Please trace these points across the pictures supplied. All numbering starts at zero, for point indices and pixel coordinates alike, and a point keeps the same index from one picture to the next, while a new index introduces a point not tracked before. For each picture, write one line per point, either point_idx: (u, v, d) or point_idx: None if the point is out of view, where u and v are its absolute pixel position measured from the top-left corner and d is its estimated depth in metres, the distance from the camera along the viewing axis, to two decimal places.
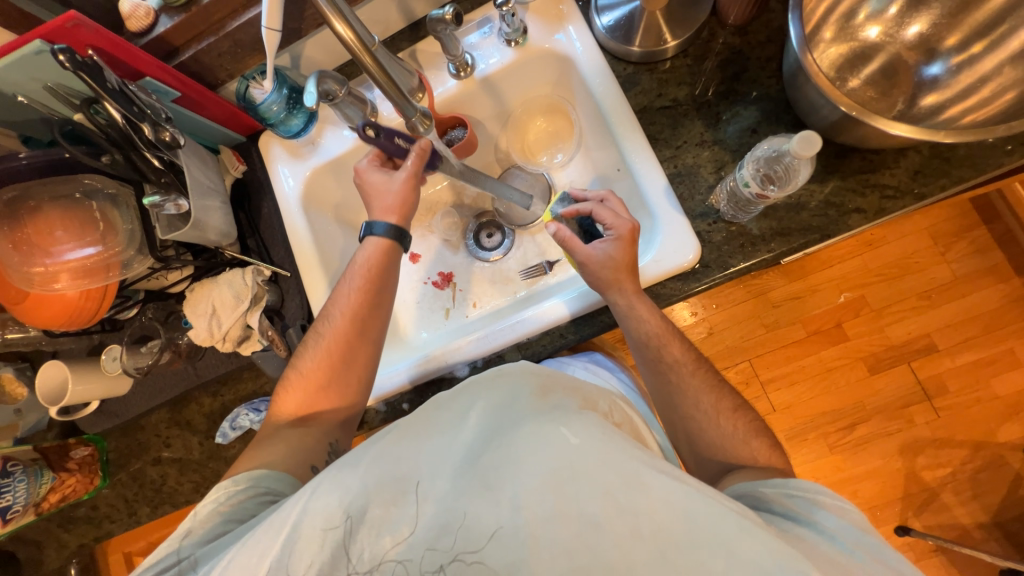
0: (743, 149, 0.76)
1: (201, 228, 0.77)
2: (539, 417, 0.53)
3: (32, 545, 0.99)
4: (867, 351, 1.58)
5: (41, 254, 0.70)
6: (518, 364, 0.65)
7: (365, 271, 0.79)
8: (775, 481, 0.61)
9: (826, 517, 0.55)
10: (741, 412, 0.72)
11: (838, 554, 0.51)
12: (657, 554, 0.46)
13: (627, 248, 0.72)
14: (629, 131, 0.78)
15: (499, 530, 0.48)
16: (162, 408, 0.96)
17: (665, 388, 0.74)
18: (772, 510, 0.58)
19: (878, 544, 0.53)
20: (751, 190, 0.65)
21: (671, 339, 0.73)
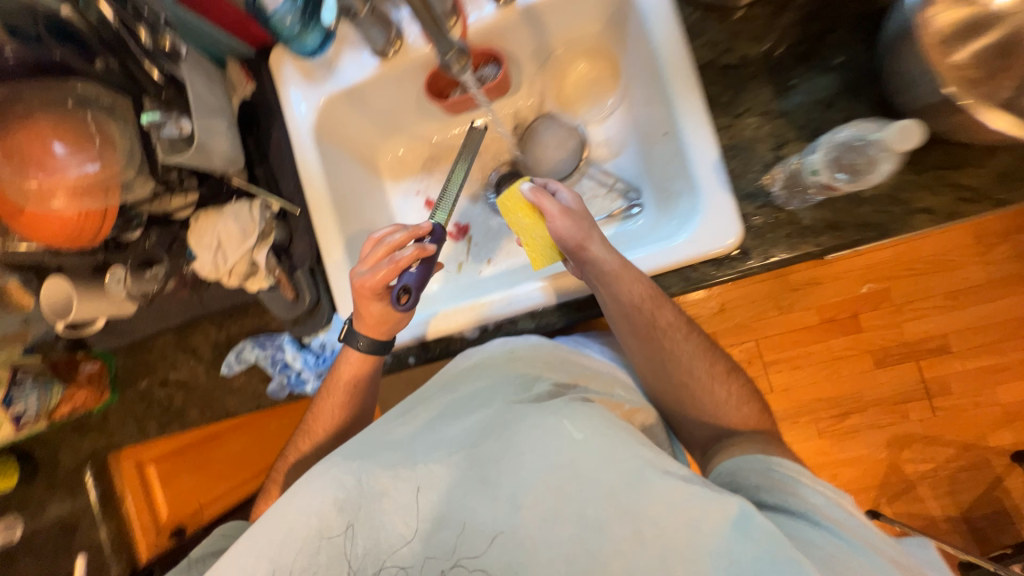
0: (812, 126, 0.67)
1: (205, 153, 0.70)
2: (541, 409, 0.57)
3: (48, 445, 1.04)
4: (878, 345, 1.55)
5: (34, 165, 0.65)
6: (523, 359, 0.68)
7: (340, 392, 0.79)
8: (761, 459, 0.63)
9: (808, 493, 0.57)
10: (735, 376, 0.74)
11: (815, 529, 0.52)
12: (658, 561, 0.47)
13: (584, 218, 0.72)
14: (686, 88, 0.69)
15: (496, 531, 0.51)
16: (168, 332, 0.96)
17: (658, 360, 0.74)
18: (755, 486, 0.60)
19: (858, 520, 0.54)
20: (819, 179, 0.60)
21: (664, 302, 0.71)
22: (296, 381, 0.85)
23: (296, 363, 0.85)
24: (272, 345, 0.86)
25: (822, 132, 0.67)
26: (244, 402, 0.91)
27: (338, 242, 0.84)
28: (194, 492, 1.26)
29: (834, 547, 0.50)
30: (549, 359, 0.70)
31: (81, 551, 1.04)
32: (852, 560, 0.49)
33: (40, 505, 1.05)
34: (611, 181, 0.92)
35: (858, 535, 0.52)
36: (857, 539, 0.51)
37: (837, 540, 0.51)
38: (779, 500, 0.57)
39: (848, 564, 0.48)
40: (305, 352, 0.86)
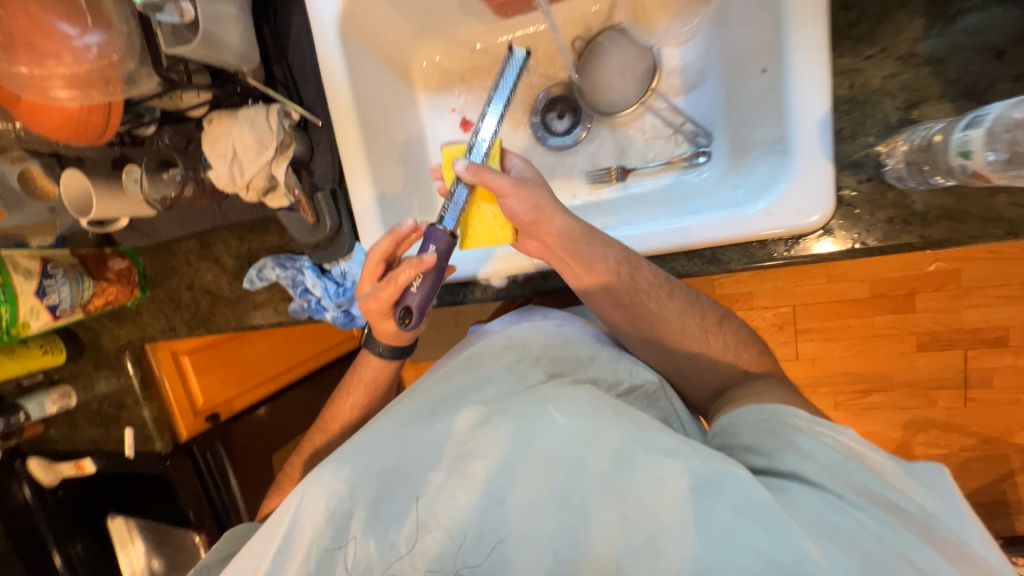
0: (966, 81, 0.52)
1: (213, 46, 0.61)
2: (526, 399, 0.56)
3: (91, 330, 1.10)
4: (926, 328, 1.37)
5: (23, 47, 0.57)
6: (518, 348, 0.66)
7: (360, 387, 0.78)
8: (767, 411, 0.54)
9: (805, 446, 0.49)
10: (727, 324, 0.68)
11: (807, 489, 0.45)
12: (645, 542, 0.46)
13: (540, 188, 0.62)
14: (808, 12, 0.54)
15: (480, 529, 0.51)
16: (191, 238, 0.93)
17: (662, 330, 0.66)
18: (746, 444, 0.53)
19: (863, 468, 0.46)
20: (971, 165, 0.46)
21: (640, 262, 0.64)
22: (316, 308, 0.83)
23: (316, 290, 0.82)
24: (292, 267, 0.83)
25: (976, 90, 0.52)
26: (266, 318, 0.92)
27: (363, 165, 0.76)
28: (220, 386, 1.29)
29: (831, 511, 0.43)
30: (547, 339, 0.67)
31: (128, 425, 1.14)
32: (851, 522, 0.42)
33: (88, 381, 1.13)
34: (679, 122, 0.78)
35: (861, 491, 0.44)
36: (859, 496, 0.44)
37: (838, 502, 0.43)
38: (771, 459, 0.49)
39: (847, 532, 0.41)
40: (326, 280, 0.82)
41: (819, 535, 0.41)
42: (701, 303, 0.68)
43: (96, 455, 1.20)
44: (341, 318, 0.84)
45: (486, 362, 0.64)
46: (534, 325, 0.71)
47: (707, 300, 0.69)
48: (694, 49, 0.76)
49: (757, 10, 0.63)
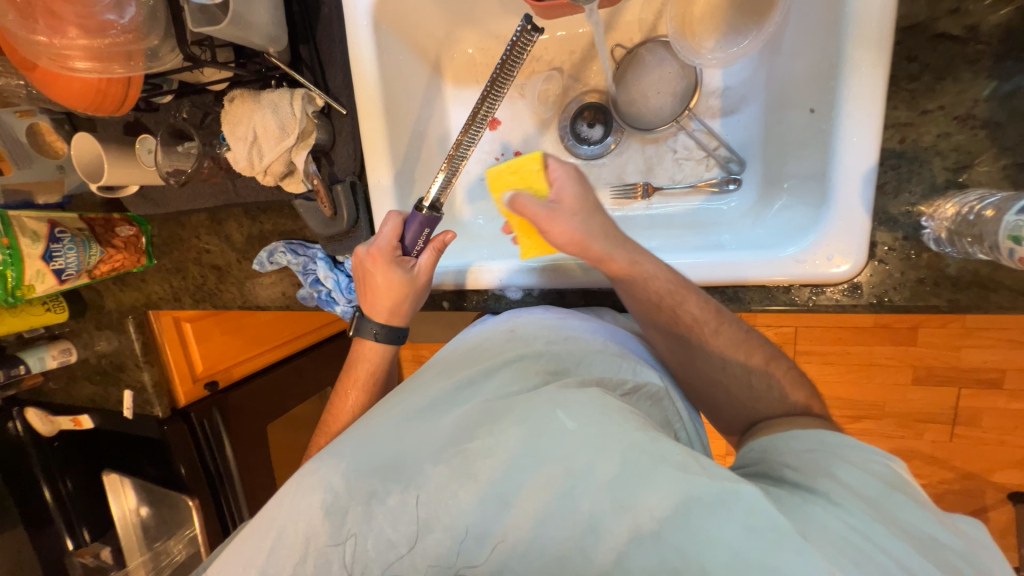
0: (1021, 150, 0.51)
1: (243, 27, 0.58)
2: (529, 397, 0.51)
3: (94, 289, 1.09)
4: (924, 363, 1.36)
5: (43, 14, 0.55)
6: (520, 342, 0.60)
7: (360, 375, 0.73)
8: (806, 436, 0.48)
9: (847, 476, 0.42)
10: (776, 364, 0.59)
11: (838, 514, 0.40)
12: (649, 550, 0.42)
13: (592, 214, 0.59)
14: (867, 57, 0.51)
15: (479, 526, 0.47)
16: (201, 212, 0.91)
17: (709, 371, 0.60)
18: (785, 463, 0.47)
19: (907, 502, 0.41)
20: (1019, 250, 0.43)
21: (687, 294, 0.59)
22: (326, 299, 0.83)
23: (327, 282, 0.81)
24: (305, 254, 0.82)
25: None
26: (274, 300, 0.91)
27: (385, 159, 0.73)
28: (222, 353, 1.29)
29: (860, 538, 0.38)
30: (550, 335, 0.60)
31: (127, 387, 1.14)
32: (880, 555, 0.37)
33: (89, 338, 1.13)
34: (713, 145, 0.75)
35: (899, 524, 0.39)
36: (897, 530, 0.39)
37: (865, 532, 0.38)
38: (806, 477, 0.44)
39: (867, 556, 0.37)
40: (338, 272, 0.82)
41: (840, 558, 0.36)
42: (749, 346, 0.59)
43: (93, 412, 1.21)
44: (349, 313, 0.84)
45: (487, 357, 0.59)
46: (546, 314, 0.65)
47: (756, 336, 0.61)
48: (738, 71, 0.73)
49: (813, 42, 0.59)
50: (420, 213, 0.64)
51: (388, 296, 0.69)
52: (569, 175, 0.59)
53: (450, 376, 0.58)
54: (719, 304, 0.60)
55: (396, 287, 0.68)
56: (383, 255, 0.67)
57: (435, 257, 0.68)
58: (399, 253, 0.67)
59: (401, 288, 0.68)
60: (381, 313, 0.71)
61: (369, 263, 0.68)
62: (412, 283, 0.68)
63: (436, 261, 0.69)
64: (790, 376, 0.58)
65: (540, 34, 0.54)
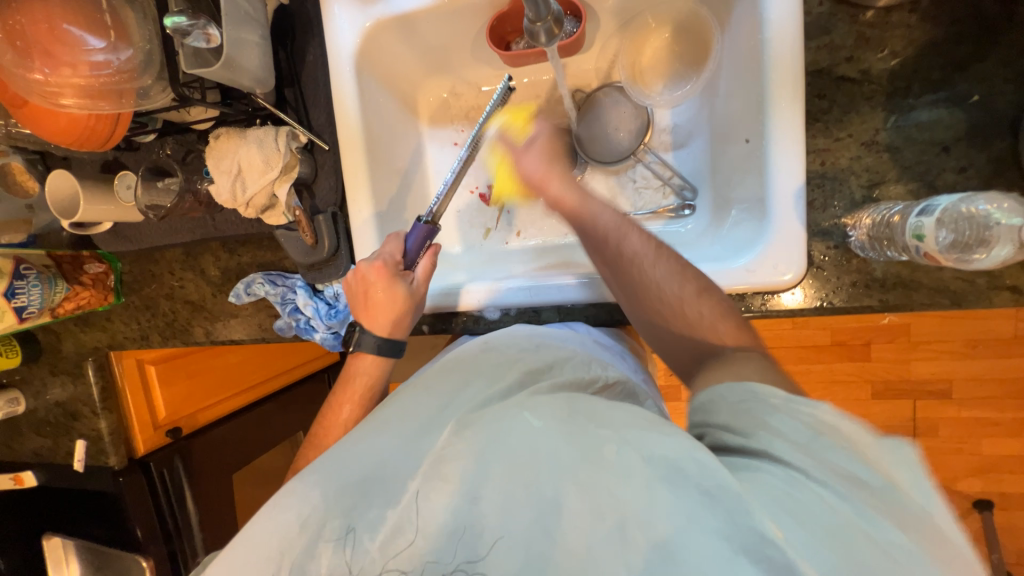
0: (918, 169, 0.60)
1: (235, 69, 0.63)
2: (503, 404, 0.53)
3: (51, 332, 1.04)
4: (880, 377, 1.43)
5: (39, 53, 0.58)
6: (494, 352, 0.61)
7: (359, 381, 0.74)
8: (746, 389, 0.44)
9: (780, 424, 0.40)
10: (707, 296, 0.59)
11: (779, 471, 0.38)
12: (614, 532, 0.42)
13: (557, 163, 0.71)
14: (785, 96, 0.60)
15: (454, 525, 0.46)
16: (176, 247, 0.91)
17: (647, 302, 0.60)
18: (723, 425, 0.44)
19: (837, 445, 0.38)
20: (921, 246, 0.52)
21: (629, 230, 0.63)
22: (304, 328, 0.83)
23: (307, 309, 0.82)
24: (284, 284, 0.83)
25: (927, 177, 0.60)
26: (249, 332, 0.90)
27: (365, 192, 0.77)
28: (187, 397, 1.23)
29: (800, 495, 0.37)
30: (522, 343, 0.62)
31: (80, 437, 1.06)
32: (819, 506, 0.36)
33: (41, 386, 1.06)
34: (667, 175, 0.83)
35: (836, 472, 0.37)
36: (833, 475, 0.37)
37: (811, 486, 0.37)
38: (745, 438, 0.41)
39: (811, 512, 0.36)
40: (317, 300, 0.83)
41: (781, 515, 0.36)
42: (682, 278, 0.60)
43: (38, 467, 1.11)
44: (329, 339, 0.84)
45: (465, 370, 0.60)
46: (529, 328, 0.66)
47: (692, 271, 0.61)
48: (684, 111, 0.82)
49: (741, 85, 0.69)
50: (423, 225, 0.71)
51: (390, 309, 0.71)
52: (546, 131, 0.74)
53: (432, 392, 0.58)
54: (659, 242, 0.63)
55: (397, 297, 0.71)
56: (382, 272, 0.70)
57: (431, 265, 0.73)
58: (401, 267, 0.71)
59: (403, 300, 0.71)
60: (381, 325, 0.72)
61: (367, 280, 0.71)
62: (413, 294, 0.72)
63: (431, 271, 0.73)
64: (717, 309, 0.58)
65: (508, 91, 0.66)
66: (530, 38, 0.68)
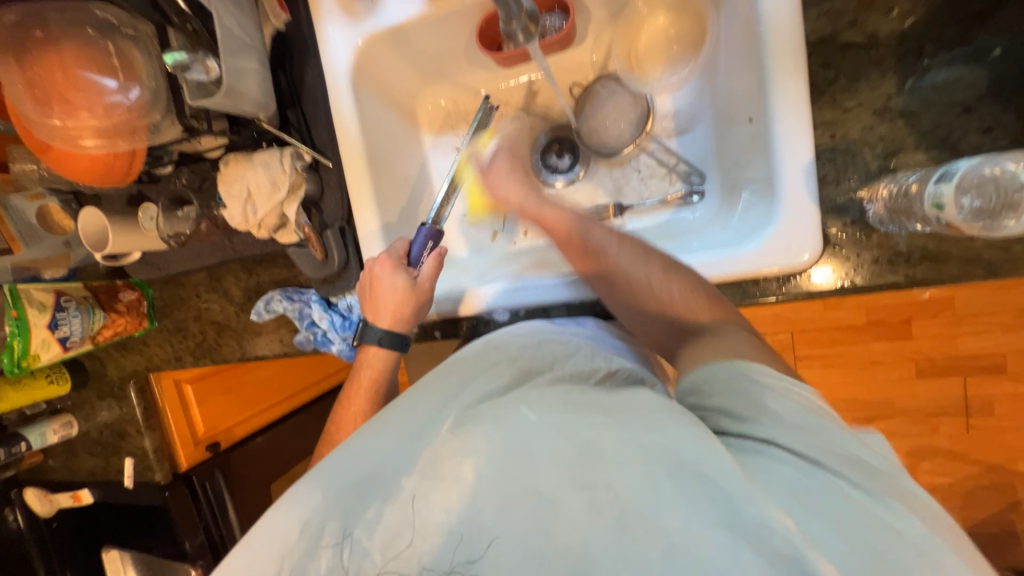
0: (939, 133, 0.57)
1: (236, 97, 0.66)
2: (500, 400, 0.52)
3: (94, 359, 1.09)
4: (924, 355, 1.34)
5: (56, 99, 0.61)
6: (495, 351, 0.59)
7: (366, 379, 0.74)
8: (736, 364, 0.47)
9: (774, 406, 0.43)
10: (674, 274, 0.61)
11: (785, 461, 0.40)
12: (613, 529, 0.43)
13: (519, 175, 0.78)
14: (787, 69, 0.58)
15: (456, 526, 0.46)
16: (200, 270, 0.95)
17: (620, 288, 0.63)
18: (721, 408, 0.45)
19: (829, 424, 0.42)
20: (942, 217, 0.49)
21: (590, 227, 0.68)
22: (322, 341, 0.85)
23: (323, 323, 0.84)
24: (300, 299, 0.86)
25: (950, 141, 0.57)
26: (273, 347, 0.93)
27: (370, 204, 0.78)
28: (222, 413, 1.29)
29: (809, 480, 0.39)
30: (524, 341, 0.61)
31: (128, 455, 1.12)
32: (825, 489, 0.39)
33: (90, 410, 1.12)
34: (672, 162, 0.81)
35: (836, 455, 0.40)
36: (836, 461, 0.40)
37: (817, 475, 0.39)
38: (744, 423, 0.43)
39: (817, 498, 0.38)
40: (333, 313, 0.85)
41: (790, 502, 0.39)
42: (648, 262, 0.62)
43: (93, 485, 1.18)
44: (346, 351, 0.87)
45: (467, 369, 0.59)
46: (535, 326, 0.65)
47: (657, 253, 0.63)
48: (685, 95, 0.80)
49: (741, 62, 0.66)
50: (429, 227, 0.74)
51: (393, 301, 0.72)
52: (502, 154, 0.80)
53: (432, 393, 0.57)
54: (622, 232, 0.67)
55: (401, 291, 0.72)
56: (390, 267, 0.72)
57: (437, 265, 0.74)
58: (407, 262, 0.73)
59: (405, 291, 0.72)
60: (385, 316, 0.73)
61: (374, 274, 0.73)
62: (416, 288, 0.72)
63: (438, 269, 0.74)
64: (685, 285, 0.59)
65: (490, 107, 0.83)
66: (508, 40, 0.67)
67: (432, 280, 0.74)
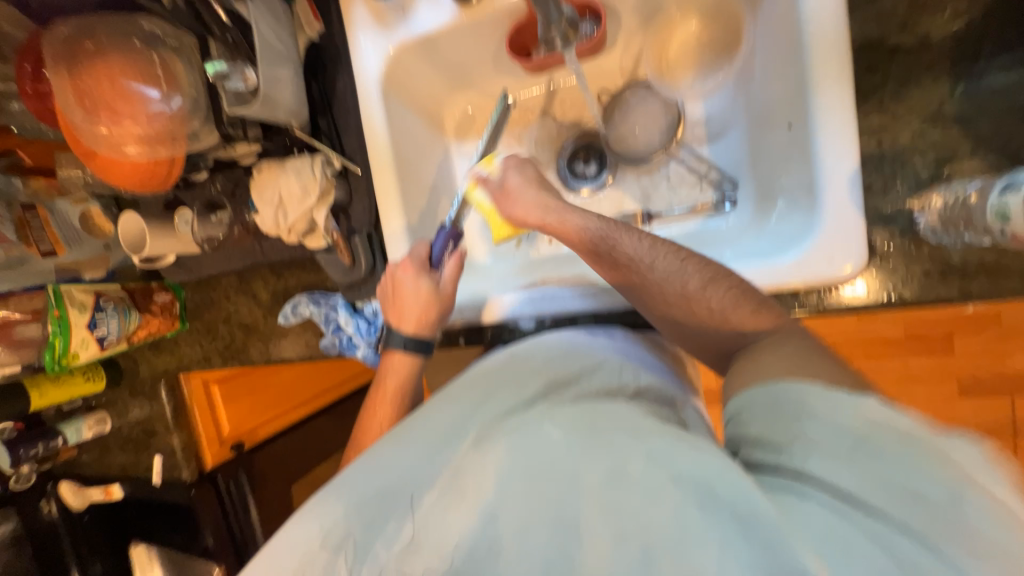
0: (996, 140, 0.54)
1: (271, 105, 0.67)
2: (525, 413, 0.51)
3: (128, 358, 1.13)
4: (967, 372, 1.27)
5: (104, 109, 0.64)
6: (521, 362, 0.59)
7: (390, 388, 0.74)
8: (772, 386, 0.47)
9: (814, 431, 0.41)
10: (714, 287, 0.59)
11: (821, 495, 0.38)
12: (641, 560, 0.39)
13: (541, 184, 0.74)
14: (831, 75, 0.56)
15: (471, 543, 0.45)
16: (230, 274, 0.97)
17: (650, 290, 0.61)
18: (755, 435, 0.45)
19: (883, 451, 0.38)
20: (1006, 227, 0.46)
21: (619, 236, 0.64)
22: (347, 345, 0.86)
23: (348, 327, 0.85)
24: (326, 304, 0.86)
25: (1008, 149, 0.54)
26: (299, 350, 0.94)
27: (398, 212, 0.79)
28: (247, 414, 1.31)
29: (843, 517, 0.36)
30: (550, 351, 0.60)
31: (157, 452, 1.14)
32: (862, 530, 0.36)
33: (123, 407, 1.15)
34: (704, 169, 0.79)
35: (883, 483, 0.36)
36: (881, 492, 0.36)
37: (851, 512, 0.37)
38: (778, 453, 0.42)
39: (853, 541, 0.35)
40: (357, 318, 0.86)
41: (829, 549, 0.35)
42: (684, 271, 0.60)
43: (124, 480, 1.20)
44: (371, 356, 0.87)
45: (492, 380, 0.58)
46: (560, 336, 0.64)
47: (696, 261, 0.61)
48: (718, 102, 0.78)
49: (779, 67, 0.64)
50: (448, 228, 0.76)
51: (417, 306, 0.73)
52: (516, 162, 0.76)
53: (456, 401, 0.57)
54: (654, 237, 0.64)
55: (423, 295, 0.73)
56: (411, 273, 0.73)
57: (457, 269, 0.75)
58: (429, 266, 0.74)
59: (428, 296, 0.73)
60: (410, 320, 0.74)
61: (398, 278, 0.74)
62: (438, 292, 0.74)
63: (458, 273, 0.76)
64: (726, 298, 0.58)
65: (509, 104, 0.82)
66: (546, 47, 0.71)
67: (450, 286, 0.76)
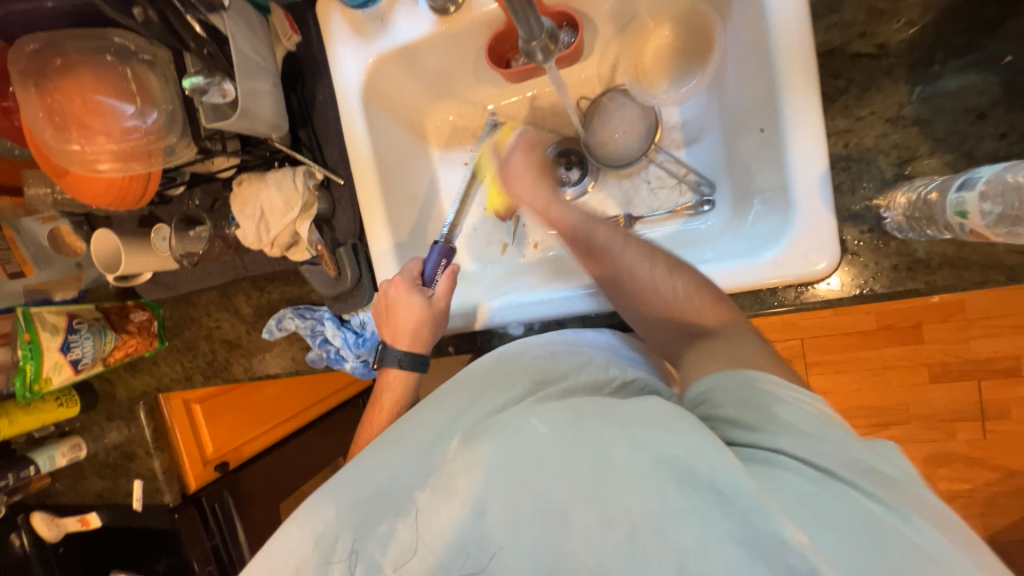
0: (953, 140, 0.57)
1: (251, 118, 0.66)
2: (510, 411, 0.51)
3: (104, 381, 1.09)
4: (937, 359, 1.33)
5: (75, 126, 0.63)
6: (508, 362, 0.59)
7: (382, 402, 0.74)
8: (738, 372, 0.47)
9: (785, 413, 0.43)
10: (678, 273, 0.61)
11: (795, 471, 0.40)
12: (625, 542, 0.41)
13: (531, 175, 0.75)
14: (799, 80, 0.58)
15: (463, 540, 0.45)
16: (211, 290, 0.95)
17: (623, 293, 0.63)
18: (727, 417, 0.45)
19: (841, 434, 0.42)
20: (966, 224, 0.50)
21: (596, 226, 0.67)
22: (335, 358, 0.85)
23: (336, 340, 0.84)
24: (312, 316, 0.85)
25: (965, 148, 0.57)
26: (284, 365, 0.92)
27: (383, 221, 0.78)
28: (231, 433, 1.28)
29: (820, 490, 0.39)
30: (535, 351, 0.60)
31: (137, 476, 1.10)
32: (838, 499, 0.38)
33: (99, 431, 1.11)
34: (682, 172, 0.81)
35: (843, 460, 0.40)
36: (842, 467, 0.40)
37: (824, 487, 0.39)
38: (754, 433, 0.43)
39: (830, 511, 0.38)
40: (345, 330, 0.85)
41: (804, 515, 0.38)
42: (651, 259, 0.62)
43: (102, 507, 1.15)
44: (359, 367, 0.86)
45: (478, 382, 0.58)
46: (547, 338, 0.64)
47: (662, 252, 0.63)
48: (693, 107, 0.81)
49: (749, 73, 0.67)
50: (441, 246, 0.75)
51: (412, 323, 0.72)
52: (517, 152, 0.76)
53: (444, 405, 0.57)
54: (627, 231, 0.66)
55: (417, 312, 0.71)
56: (404, 290, 0.72)
57: (450, 283, 0.74)
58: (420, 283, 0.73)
59: (421, 311, 0.71)
60: (405, 338, 0.73)
61: (389, 296, 0.73)
62: (432, 307, 0.72)
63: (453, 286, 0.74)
64: (690, 283, 0.59)
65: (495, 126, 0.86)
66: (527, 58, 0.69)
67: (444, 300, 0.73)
